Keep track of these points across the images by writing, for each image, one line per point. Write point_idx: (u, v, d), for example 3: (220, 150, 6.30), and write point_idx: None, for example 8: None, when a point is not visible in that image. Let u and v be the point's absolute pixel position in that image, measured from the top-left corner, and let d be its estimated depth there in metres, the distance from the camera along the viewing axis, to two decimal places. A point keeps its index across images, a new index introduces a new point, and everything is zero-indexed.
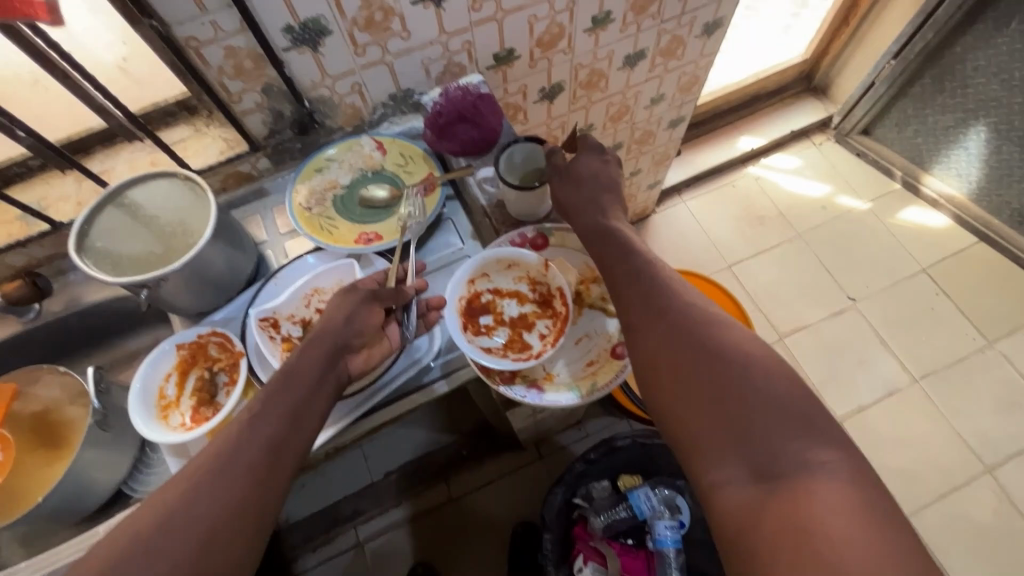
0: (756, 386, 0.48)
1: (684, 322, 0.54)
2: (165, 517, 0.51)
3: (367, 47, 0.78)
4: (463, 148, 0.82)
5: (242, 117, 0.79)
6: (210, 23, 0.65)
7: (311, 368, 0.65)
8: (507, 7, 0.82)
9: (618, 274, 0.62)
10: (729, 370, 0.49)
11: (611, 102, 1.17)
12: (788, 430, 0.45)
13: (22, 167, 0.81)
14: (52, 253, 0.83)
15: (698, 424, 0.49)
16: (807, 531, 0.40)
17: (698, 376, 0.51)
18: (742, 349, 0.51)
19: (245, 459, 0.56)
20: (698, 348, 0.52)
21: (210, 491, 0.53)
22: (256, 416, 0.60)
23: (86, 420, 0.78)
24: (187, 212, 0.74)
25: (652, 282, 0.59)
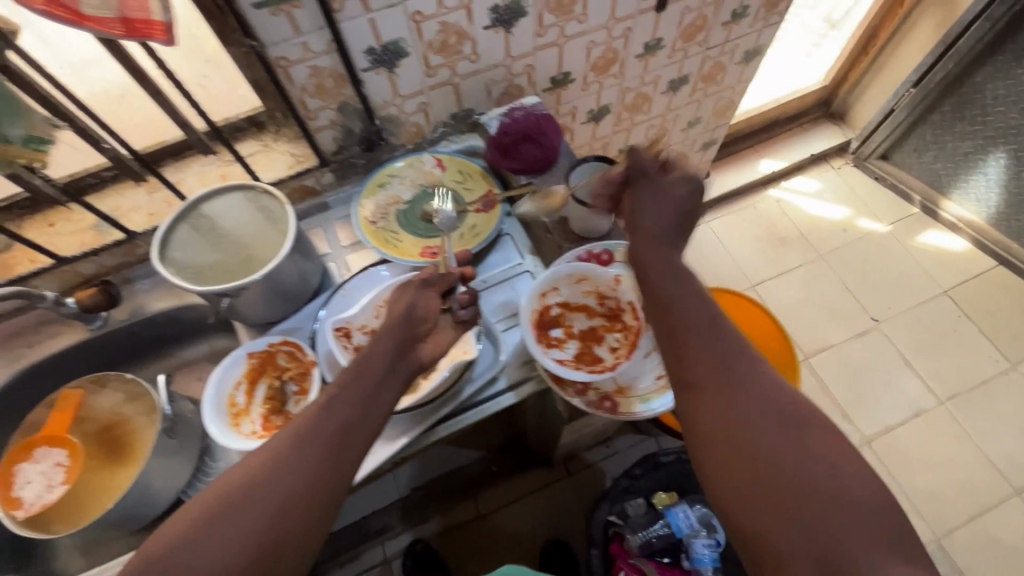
0: (791, 444, 0.50)
1: (727, 368, 0.56)
2: (237, 494, 0.52)
3: (438, 68, 0.81)
4: (525, 166, 0.84)
5: (315, 133, 0.81)
6: (301, 44, 0.68)
7: (383, 357, 0.63)
8: (569, 33, 0.86)
9: (665, 308, 0.61)
10: (760, 423, 0.52)
11: (651, 124, 1.21)
12: (822, 489, 0.47)
13: (95, 178, 0.81)
14: (120, 262, 0.84)
15: (732, 463, 0.51)
16: None
17: (737, 425, 0.52)
18: (779, 402, 0.53)
19: (315, 444, 0.55)
20: (741, 395, 0.54)
21: (281, 473, 0.53)
22: (327, 402, 0.59)
23: (153, 428, 0.79)
24: (264, 225, 0.76)
25: (690, 322, 0.60)
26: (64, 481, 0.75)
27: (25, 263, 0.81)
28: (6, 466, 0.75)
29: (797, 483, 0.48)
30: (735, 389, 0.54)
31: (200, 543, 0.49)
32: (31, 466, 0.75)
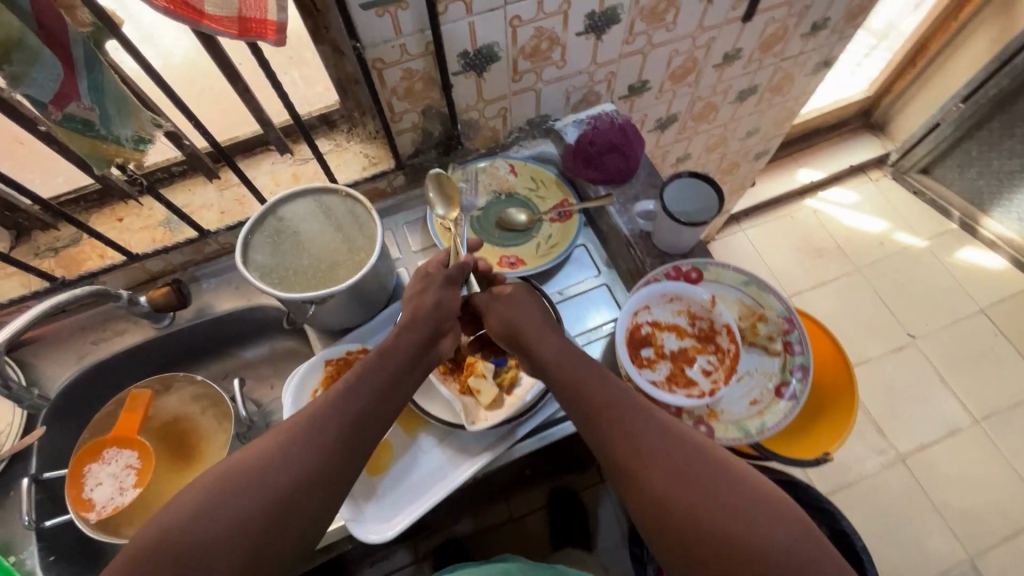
0: (709, 489, 0.50)
1: (633, 417, 0.56)
2: (254, 468, 0.50)
3: (525, 74, 0.78)
4: (607, 177, 0.82)
5: (396, 136, 0.79)
6: (399, 46, 0.66)
7: (403, 347, 0.61)
8: (656, 41, 0.83)
9: (569, 375, 0.61)
10: (682, 471, 0.51)
11: (713, 133, 1.19)
12: (737, 535, 0.47)
13: (165, 172, 0.80)
14: (189, 260, 0.82)
15: (647, 511, 0.51)
16: None
17: (648, 475, 0.52)
18: (693, 451, 0.53)
19: (332, 426, 0.54)
20: (654, 448, 0.53)
21: (296, 453, 0.51)
22: (347, 387, 0.57)
23: (223, 430, 0.78)
24: (350, 231, 0.73)
25: (602, 379, 0.59)
26: (136, 485, 0.74)
27: (93, 258, 0.79)
28: (75, 466, 0.73)
29: (719, 531, 0.48)
30: (653, 439, 0.54)
31: (207, 519, 0.47)
32: (100, 468, 0.74)
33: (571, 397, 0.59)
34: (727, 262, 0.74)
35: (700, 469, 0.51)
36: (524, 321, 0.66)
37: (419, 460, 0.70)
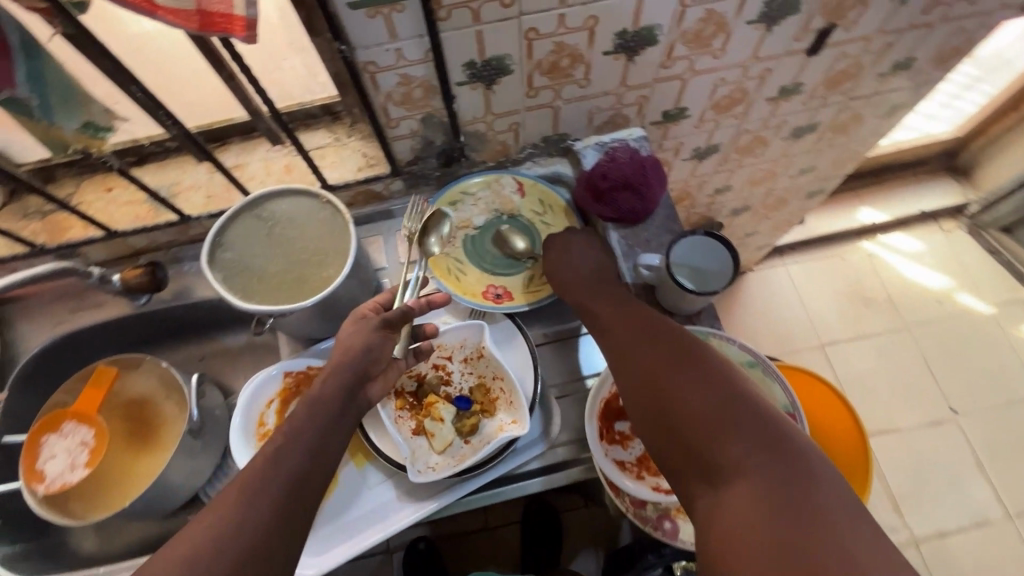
0: (711, 399, 0.50)
1: (650, 335, 0.58)
2: (189, 556, 0.45)
3: (541, 90, 0.70)
4: (618, 216, 0.74)
5: (392, 141, 0.73)
6: (395, 51, 0.59)
7: (335, 401, 0.57)
8: (699, 67, 0.73)
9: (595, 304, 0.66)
10: (680, 385, 0.52)
11: (759, 168, 1.06)
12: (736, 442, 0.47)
13: (158, 146, 0.75)
14: (172, 241, 0.80)
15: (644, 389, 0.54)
16: (791, 504, 0.43)
17: (654, 387, 0.53)
18: (702, 364, 0.53)
19: (268, 492, 0.49)
20: (664, 363, 0.54)
21: (230, 532, 0.47)
22: (281, 444, 0.53)
23: (181, 422, 0.77)
24: (327, 241, 0.68)
25: (627, 310, 0.62)
26: (87, 465, 0.72)
27: (77, 227, 0.77)
28: (33, 437, 0.73)
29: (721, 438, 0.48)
30: (661, 356, 0.55)
31: None
32: (58, 441, 0.73)
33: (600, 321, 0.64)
34: (733, 336, 0.66)
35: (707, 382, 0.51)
36: (563, 260, 0.71)
37: (360, 497, 0.66)
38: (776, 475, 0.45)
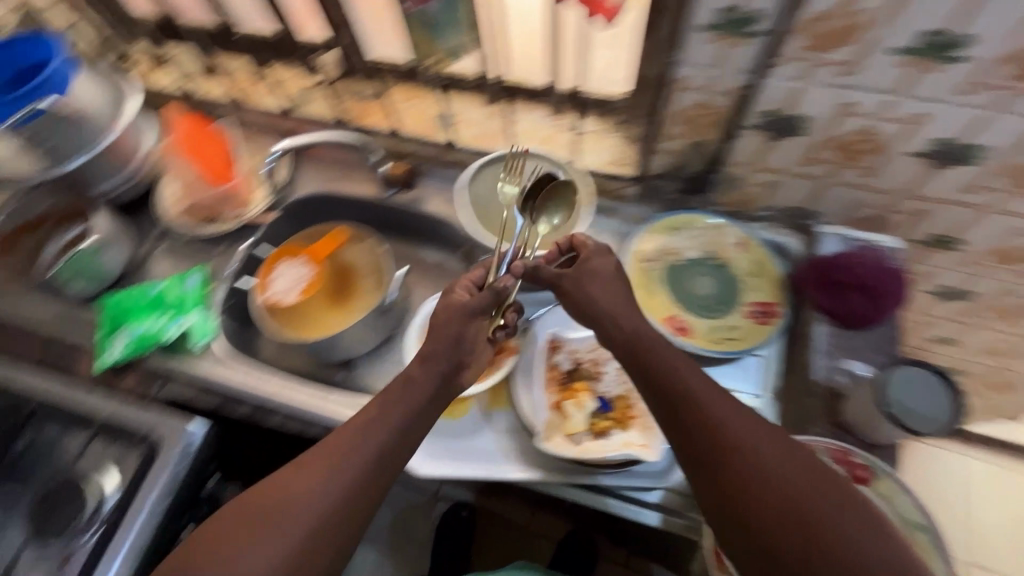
0: (853, 528, 0.42)
1: (743, 437, 0.47)
2: (271, 510, 0.49)
3: (821, 162, 0.69)
4: (837, 311, 0.71)
5: (653, 152, 0.77)
6: (711, 76, 0.63)
7: (424, 386, 0.59)
8: (1009, 207, 0.65)
9: (669, 387, 0.52)
10: (800, 502, 0.43)
11: (1005, 339, 0.92)
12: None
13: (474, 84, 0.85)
14: (432, 157, 0.93)
15: (731, 489, 0.46)
16: None
17: (753, 499, 0.45)
18: (820, 478, 0.45)
19: (355, 463, 0.52)
20: (774, 460, 0.46)
21: (313, 497, 0.50)
22: (364, 426, 0.55)
23: (374, 298, 0.90)
24: (558, 211, 0.76)
25: (718, 408, 0.50)
26: (300, 292, 0.89)
27: (375, 117, 0.94)
28: (275, 256, 0.91)
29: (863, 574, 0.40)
30: (769, 464, 0.46)
31: (238, 550, 0.48)
32: (288, 268, 0.90)
33: (693, 423, 0.49)
34: (912, 489, 0.60)
35: (825, 496, 0.44)
36: (600, 307, 0.61)
37: (482, 432, 0.72)
38: None
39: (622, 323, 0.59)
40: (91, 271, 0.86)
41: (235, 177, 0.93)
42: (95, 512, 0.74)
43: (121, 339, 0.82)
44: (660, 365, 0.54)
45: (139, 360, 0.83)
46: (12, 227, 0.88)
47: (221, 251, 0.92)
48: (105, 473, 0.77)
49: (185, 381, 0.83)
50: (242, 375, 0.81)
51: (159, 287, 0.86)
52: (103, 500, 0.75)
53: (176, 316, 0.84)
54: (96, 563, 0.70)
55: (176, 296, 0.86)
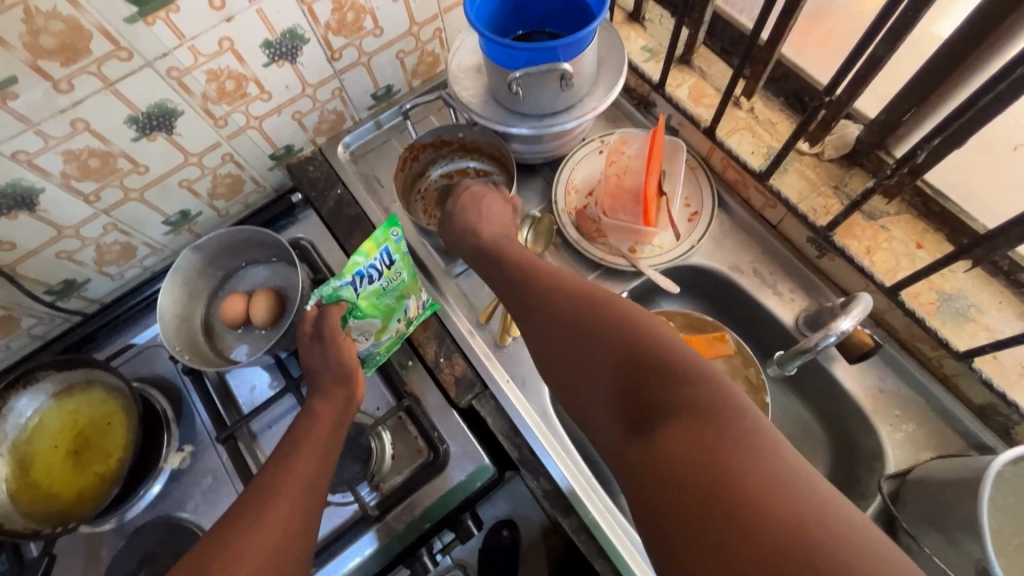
0: (632, 335, 0.46)
1: (587, 317, 0.50)
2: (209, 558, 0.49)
3: None
4: None
5: None
6: None
7: (322, 436, 0.60)
8: None
9: (511, 266, 0.61)
10: (597, 322, 0.49)
11: None
12: (708, 428, 0.38)
13: None
14: (895, 330, 0.69)
15: (548, 346, 0.52)
16: (659, 374, 0.43)
17: (560, 339, 0.51)
18: (649, 330, 0.46)
19: (288, 509, 0.53)
20: (573, 305, 0.51)
21: (252, 538, 0.50)
22: (284, 464, 0.56)
23: None
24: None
25: (555, 288, 0.54)
26: None
27: (861, 242, 0.69)
28: None
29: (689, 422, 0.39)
30: (580, 309, 0.51)
31: None
32: None
33: (524, 293, 0.57)
34: None
35: (633, 317, 0.48)
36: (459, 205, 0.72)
37: None
38: (653, 367, 0.43)
39: (474, 192, 0.72)
40: None
41: (654, 220, 0.75)
42: (369, 486, 0.69)
43: (416, 296, 0.73)
44: (526, 274, 0.59)
45: (467, 355, 0.75)
46: (426, 141, 0.80)
47: (594, 277, 0.79)
48: (388, 448, 0.72)
49: (494, 408, 0.73)
50: (555, 445, 0.70)
51: (376, 284, 0.65)
52: (380, 478, 0.70)
53: (359, 330, 0.67)
54: (348, 544, 0.68)
55: (361, 312, 0.64)
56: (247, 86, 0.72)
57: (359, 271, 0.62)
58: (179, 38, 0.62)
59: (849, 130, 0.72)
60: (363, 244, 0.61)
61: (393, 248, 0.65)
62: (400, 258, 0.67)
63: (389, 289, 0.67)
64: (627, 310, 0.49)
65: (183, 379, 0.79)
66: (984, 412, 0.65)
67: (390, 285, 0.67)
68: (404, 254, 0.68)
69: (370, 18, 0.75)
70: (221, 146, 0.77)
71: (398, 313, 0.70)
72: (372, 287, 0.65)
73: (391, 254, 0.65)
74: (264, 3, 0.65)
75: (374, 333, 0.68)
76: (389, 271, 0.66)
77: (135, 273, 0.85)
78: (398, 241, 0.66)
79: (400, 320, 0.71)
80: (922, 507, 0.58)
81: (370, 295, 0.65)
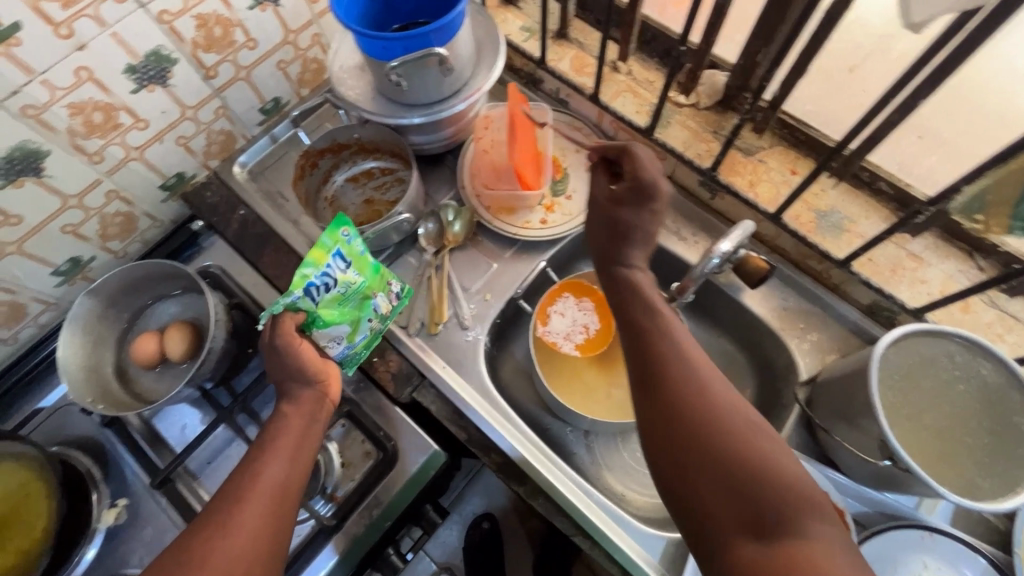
0: (771, 450, 0.45)
1: (692, 389, 0.49)
2: (180, 557, 0.50)
3: None
4: None
5: None
6: None
7: (281, 448, 0.58)
8: None
9: (635, 330, 0.56)
10: (733, 422, 0.46)
11: None
12: (819, 552, 0.39)
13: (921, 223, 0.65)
14: (788, 252, 0.75)
15: (665, 415, 0.49)
16: (786, 481, 0.43)
17: (687, 414, 0.48)
18: (782, 457, 0.45)
19: (255, 517, 0.53)
20: (707, 390, 0.49)
21: (230, 529, 0.52)
22: (249, 472, 0.56)
23: None
24: (993, 420, 0.56)
25: (686, 365, 0.51)
26: (577, 346, 0.79)
27: (744, 177, 0.75)
28: (561, 286, 0.80)
29: (801, 538, 0.40)
30: (716, 403, 0.48)
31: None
32: (570, 306, 0.80)
33: (651, 355, 0.52)
34: None
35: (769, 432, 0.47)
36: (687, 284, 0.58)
37: None
38: (784, 482, 0.43)
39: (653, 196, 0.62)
40: (380, 239, 0.76)
41: (538, 185, 0.79)
42: (322, 499, 0.69)
43: (385, 292, 0.71)
44: (654, 341, 0.53)
45: (403, 348, 0.75)
46: (323, 146, 0.79)
47: (512, 253, 0.81)
48: (336, 456, 0.71)
49: (436, 397, 0.73)
50: (500, 419, 0.71)
51: (337, 288, 0.63)
52: (333, 488, 0.69)
53: (328, 337, 0.66)
54: (310, 561, 0.66)
55: (323, 322, 0.63)
56: (118, 116, 0.69)
57: (311, 283, 0.60)
58: (27, 73, 0.58)
59: (717, 78, 0.78)
60: (309, 255, 0.59)
61: (345, 251, 0.63)
62: (356, 260, 0.65)
63: (349, 294, 0.65)
64: (764, 430, 0.47)
65: (103, 432, 0.74)
66: (872, 310, 0.72)
67: (350, 290, 0.65)
68: (360, 256, 0.66)
69: (240, 30, 0.74)
70: (102, 183, 0.73)
71: (367, 314, 0.68)
72: (330, 296, 0.63)
73: (344, 257, 0.63)
74: (118, 26, 0.62)
75: (346, 337, 0.68)
76: (346, 276, 0.63)
77: (31, 332, 0.79)
78: (350, 242, 0.64)
79: (373, 319, 0.70)
80: (831, 405, 0.63)
81: (331, 304, 0.63)
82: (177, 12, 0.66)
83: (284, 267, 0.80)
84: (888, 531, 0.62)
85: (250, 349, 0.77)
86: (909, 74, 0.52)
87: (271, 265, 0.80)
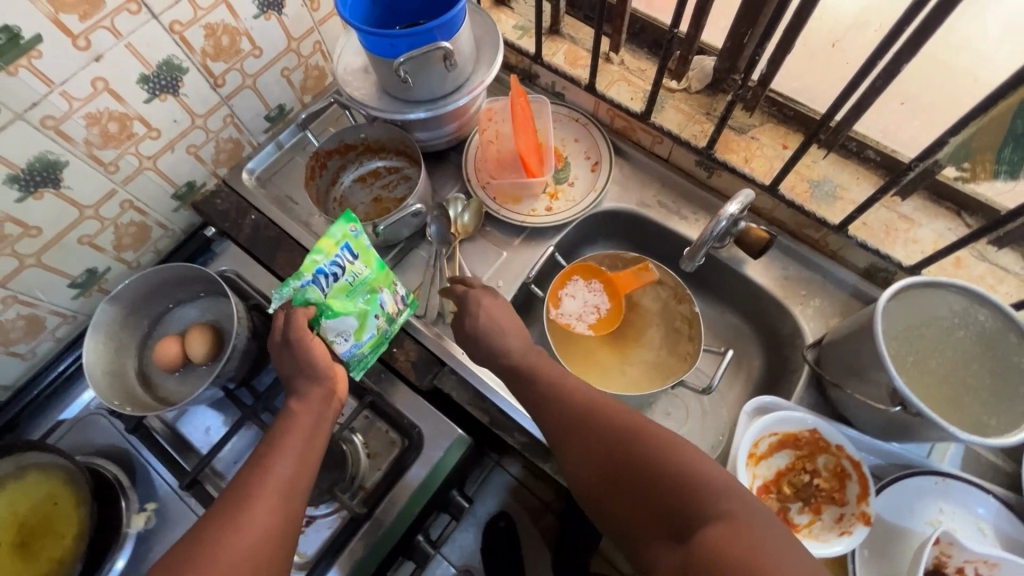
0: (660, 448, 0.49)
1: (591, 427, 0.54)
2: (203, 545, 0.51)
3: None
4: None
5: None
6: None
7: (300, 430, 0.60)
8: None
9: (534, 386, 0.61)
10: (625, 441, 0.50)
11: None
12: (722, 527, 0.41)
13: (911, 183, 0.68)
14: (785, 222, 0.78)
15: (577, 460, 0.53)
16: (682, 475, 0.46)
17: (590, 452, 0.52)
18: (673, 452, 0.48)
19: (277, 500, 0.54)
20: (599, 423, 0.53)
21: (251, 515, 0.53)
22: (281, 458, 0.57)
23: (682, 373, 0.78)
24: (995, 361, 0.59)
25: (581, 406, 0.56)
26: (590, 326, 0.81)
27: (739, 154, 0.79)
28: (571, 269, 0.81)
29: (704, 521, 0.42)
30: (608, 429, 0.52)
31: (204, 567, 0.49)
32: (580, 288, 0.82)
33: (550, 411, 0.58)
34: None
35: (658, 430, 0.50)
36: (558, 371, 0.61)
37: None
38: (677, 475, 0.46)
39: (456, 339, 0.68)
40: (392, 233, 0.78)
41: (540, 171, 0.82)
42: (350, 489, 0.69)
43: (391, 292, 0.72)
44: (548, 396, 0.59)
45: (420, 338, 0.77)
46: (331, 147, 0.81)
47: (520, 241, 0.84)
48: (362, 447, 0.72)
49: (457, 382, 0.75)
50: (521, 399, 0.73)
51: (345, 277, 0.64)
52: (361, 478, 0.70)
53: (337, 332, 0.66)
54: (341, 550, 0.67)
55: (331, 312, 0.63)
56: (132, 125, 0.71)
57: (320, 270, 0.61)
58: (47, 84, 0.60)
59: (706, 63, 0.81)
60: (321, 243, 0.60)
61: (354, 244, 0.64)
62: (365, 253, 0.66)
63: (356, 284, 0.66)
64: (651, 432, 0.51)
65: (128, 439, 0.75)
66: (869, 272, 0.75)
67: (357, 281, 0.66)
68: (368, 250, 0.67)
69: (246, 39, 0.76)
70: (117, 194, 0.74)
71: (374, 310, 0.68)
72: (338, 285, 0.64)
73: (353, 249, 0.64)
74: (132, 37, 0.64)
75: (354, 334, 0.67)
76: (353, 267, 0.64)
77: (48, 346, 0.80)
78: (358, 236, 0.64)
79: (379, 316, 0.70)
80: (839, 362, 0.66)
81: (338, 294, 0.64)
82: (187, 22, 0.68)
83: (298, 267, 0.81)
84: (903, 479, 0.65)
85: (269, 349, 0.78)
86: (889, 41, 0.56)
87: (285, 266, 0.81)
